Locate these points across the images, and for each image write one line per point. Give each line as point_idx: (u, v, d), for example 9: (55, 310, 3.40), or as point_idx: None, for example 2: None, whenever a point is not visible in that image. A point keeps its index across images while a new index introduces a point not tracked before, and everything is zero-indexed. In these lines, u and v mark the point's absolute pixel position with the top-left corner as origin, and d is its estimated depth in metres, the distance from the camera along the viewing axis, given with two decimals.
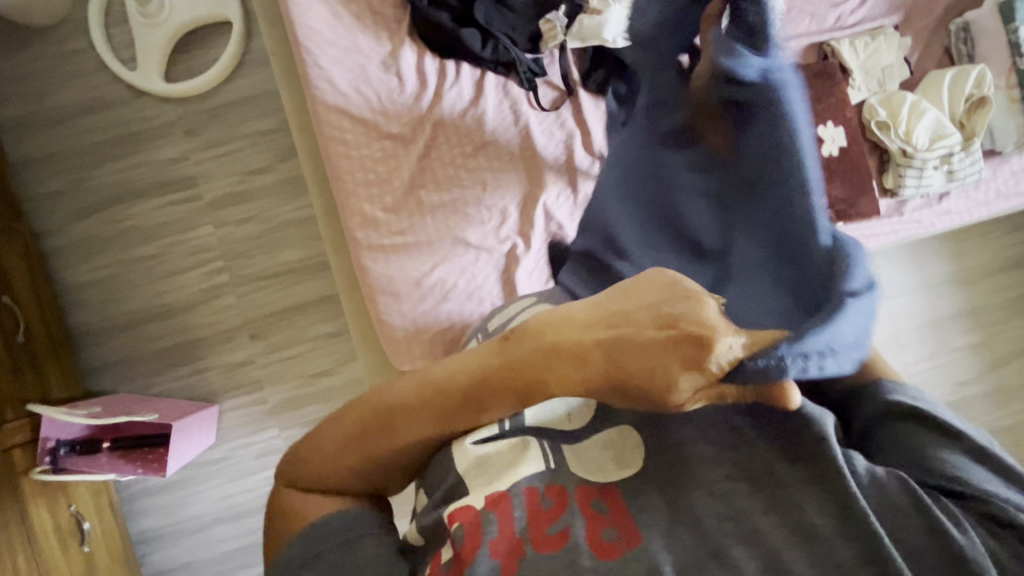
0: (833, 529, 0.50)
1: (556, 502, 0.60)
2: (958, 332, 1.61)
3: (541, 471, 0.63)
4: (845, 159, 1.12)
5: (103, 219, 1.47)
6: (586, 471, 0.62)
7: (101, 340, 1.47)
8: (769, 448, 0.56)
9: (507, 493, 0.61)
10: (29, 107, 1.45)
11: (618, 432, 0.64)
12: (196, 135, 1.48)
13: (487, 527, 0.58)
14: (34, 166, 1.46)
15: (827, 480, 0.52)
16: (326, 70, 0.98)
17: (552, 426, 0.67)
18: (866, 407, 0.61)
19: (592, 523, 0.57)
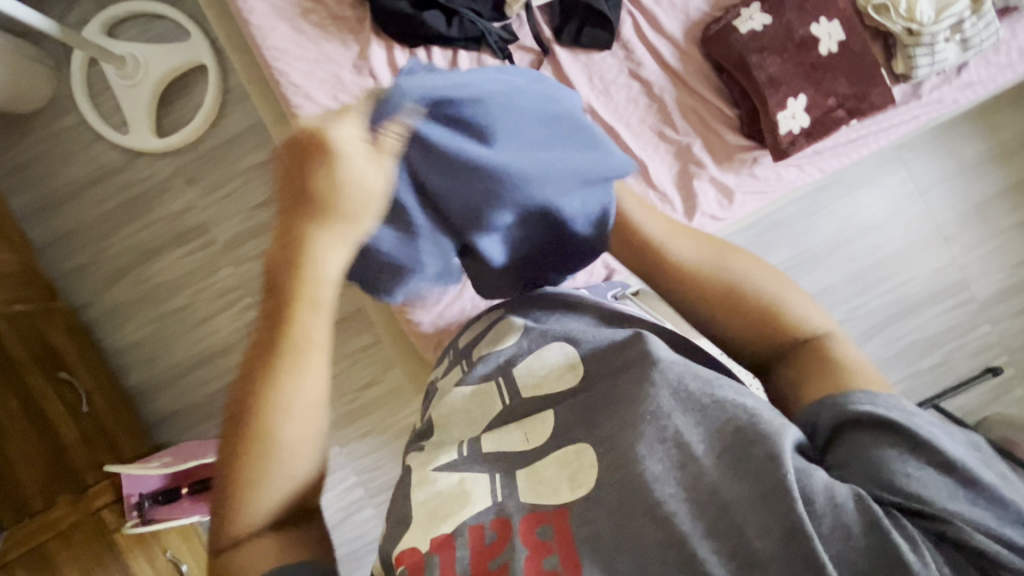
0: (775, 552, 0.51)
1: (498, 535, 0.62)
2: (1004, 212, 1.52)
3: (488, 506, 0.65)
4: (846, 54, 1.03)
5: (132, 280, 1.53)
6: (537, 496, 0.64)
7: (158, 395, 1.54)
8: (718, 470, 0.56)
9: (452, 534, 0.63)
10: (41, 191, 1.51)
11: (576, 451, 0.66)
12: (197, 183, 1.52)
13: (429, 570, 0.60)
14: (57, 244, 1.52)
15: (775, 499, 0.52)
16: (302, 86, 0.95)
17: (510, 449, 0.71)
18: (831, 414, 0.60)
19: (534, 552, 0.59)
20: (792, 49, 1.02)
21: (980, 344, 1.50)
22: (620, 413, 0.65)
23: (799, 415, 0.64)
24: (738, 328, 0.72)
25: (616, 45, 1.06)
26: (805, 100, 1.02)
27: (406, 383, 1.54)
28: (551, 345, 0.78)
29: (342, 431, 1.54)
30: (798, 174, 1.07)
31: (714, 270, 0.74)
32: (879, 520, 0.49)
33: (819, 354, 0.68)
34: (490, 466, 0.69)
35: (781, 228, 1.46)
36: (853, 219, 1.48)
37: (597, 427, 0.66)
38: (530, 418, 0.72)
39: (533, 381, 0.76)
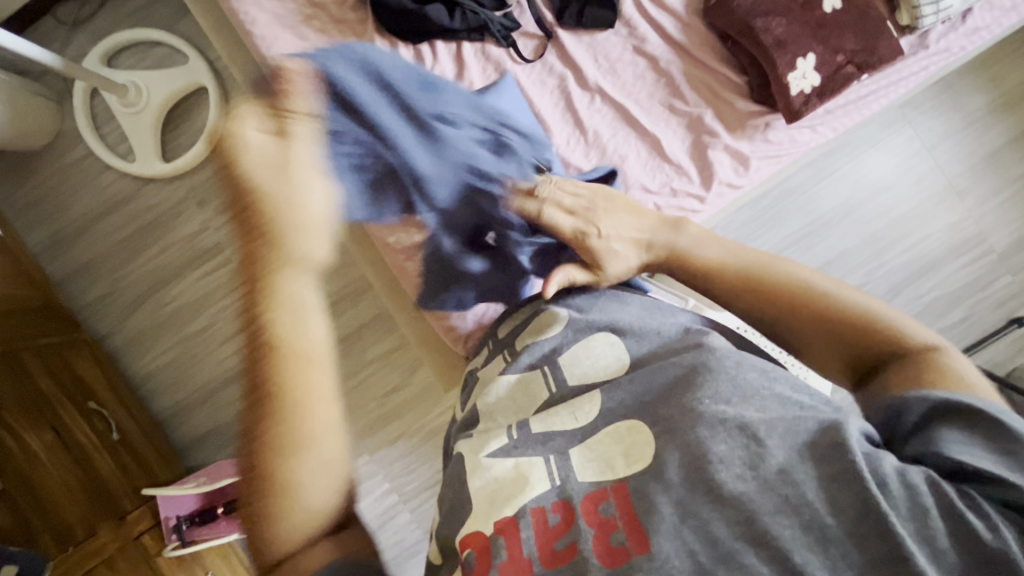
0: (850, 531, 0.51)
1: (562, 518, 0.61)
2: (1015, 160, 1.51)
3: (548, 489, 0.64)
4: (850, 11, 1.03)
5: (150, 307, 1.53)
6: (596, 474, 0.64)
7: (186, 419, 1.52)
8: (789, 455, 0.55)
9: (514, 516, 0.63)
10: (55, 226, 1.52)
11: (629, 428, 0.66)
12: (208, 203, 1.52)
13: (496, 553, 0.60)
14: (74, 277, 1.53)
15: (846, 479, 0.53)
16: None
17: (558, 429, 0.71)
18: (904, 408, 0.61)
19: (601, 531, 0.58)
20: (796, 9, 1.01)
21: (1003, 295, 1.49)
22: (675, 398, 0.65)
23: (883, 406, 0.64)
24: (831, 329, 0.72)
25: (619, 23, 1.07)
26: (815, 59, 1.02)
27: (433, 384, 1.55)
28: (598, 338, 0.80)
29: (373, 437, 1.54)
30: (812, 134, 1.07)
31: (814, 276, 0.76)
32: (953, 499, 0.50)
33: (913, 359, 0.66)
34: (542, 450, 0.69)
35: (793, 196, 1.46)
36: (865, 180, 1.47)
37: (653, 408, 0.67)
38: (577, 399, 0.74)
39: (581, 367, 0.77)
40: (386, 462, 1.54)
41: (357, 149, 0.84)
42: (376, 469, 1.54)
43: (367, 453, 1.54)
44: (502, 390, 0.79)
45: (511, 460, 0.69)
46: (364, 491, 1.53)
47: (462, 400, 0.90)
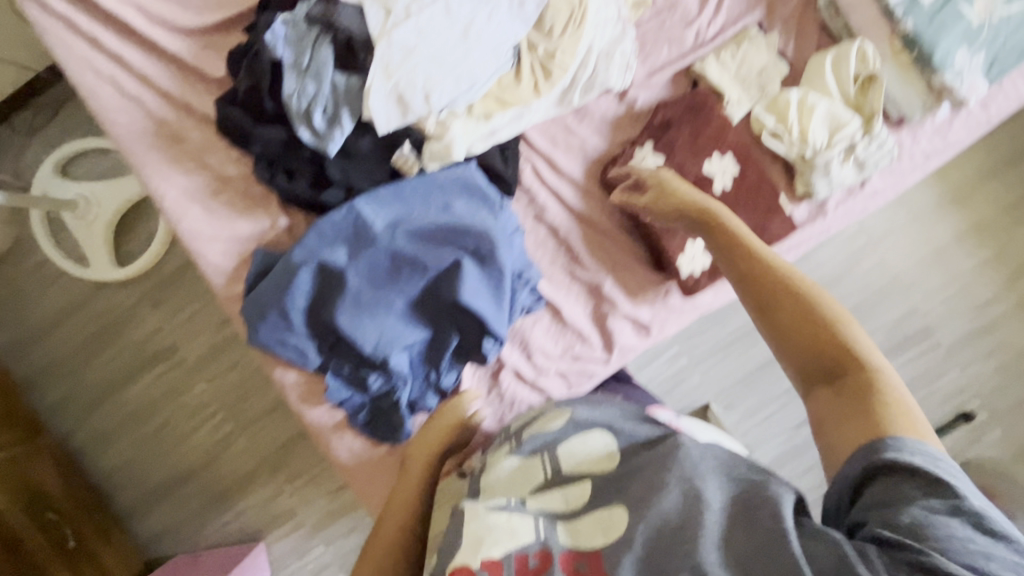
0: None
1: (540, 563, 0.58)
2: (964, 253, 1.48)
3: (531, 541, 0.60)
4: (742, 188, 0.86)
5: (109, 407, 1.58)
6: (574, 538, 0.61)
7: (145, 513, 1.58)
8: (727, 524, 0.56)
9: (499, 559, 0.58)
10: (16, 328, 1.57)
11: (609, 509, 0.63)
12: (162, 305, 1.56)
13: None
14: (36, 379, 1.57)
15: (773, 550, 0.51)
16: (221, 263, 0.94)
17: (549, 507, 0.66)
18: (838, 478, 0.55)
19: None
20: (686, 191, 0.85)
21: (950, 391, 1.48)
22: (644, 477, 0.64)
23: (842, 462, 0.56)
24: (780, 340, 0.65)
25: (519, 191, 0.92)
26: (703, 242, 0.86)
27: None
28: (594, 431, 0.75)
29: (326, 529, 1.59)
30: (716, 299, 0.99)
31: (759, 267, 0.68)
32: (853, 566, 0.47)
33: (863, 389, 0.58)
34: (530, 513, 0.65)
35: None
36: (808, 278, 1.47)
37: (626, 491, 0.64)
38: (567, 482, 0.69)
39: (576, 460, 0.72)
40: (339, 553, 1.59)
41: (361, 287, 0.87)
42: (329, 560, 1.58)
43: (321, 545, 1.59)
44: (502, 470, 0.73)
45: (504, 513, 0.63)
46: None
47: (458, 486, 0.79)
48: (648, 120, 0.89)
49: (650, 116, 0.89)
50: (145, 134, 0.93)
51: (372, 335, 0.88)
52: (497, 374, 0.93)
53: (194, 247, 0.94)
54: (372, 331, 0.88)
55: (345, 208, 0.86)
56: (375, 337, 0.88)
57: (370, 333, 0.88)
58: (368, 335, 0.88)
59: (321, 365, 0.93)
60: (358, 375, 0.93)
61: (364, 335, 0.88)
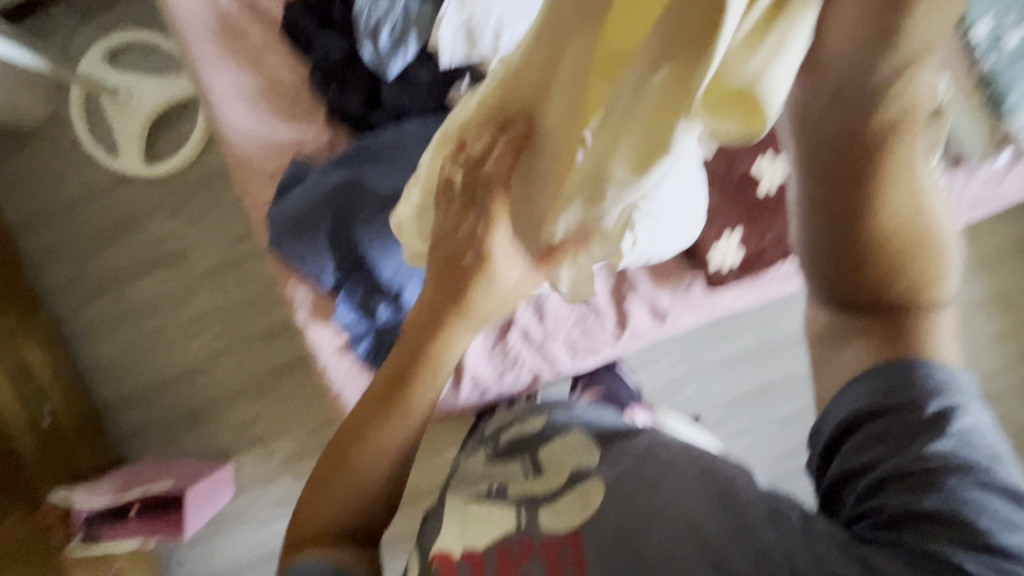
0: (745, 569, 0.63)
1: (523, 550, 0.73)
2: (979, 321, 1.47)
3: (530, 529, 0.76)
4: None
5: (109, 299, 1.59)
6: (562, 522, 0.75)
7: (124, 411, 1.60)
8: (702, 512, 0.69)
9: (455, 561, 0.75)
10: (32, 205, 1.57)
11: (591, 486, 0.79)
12: (178, 212, 1.55)
13: (488, 566, 0.74)
14: (42, 258, 1.58)
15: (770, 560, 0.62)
16: (254, 164, 0.95)
17: (538, 495, 0.82)
18: (850, 398, 0.66)
19: (553, 568, 0.70)
20: (735, 183, 0.86)
21: None
22: (627, 482, 0.76)
23: (842, 388, 0.67)
24: (816, 279, 0.60)
25: None
26: (743, 234, 0.88)
27: None
28: (573, 433, 0.94)
29: (295, 463, 1.59)
30: (734, 299, 0.97)
31: (839, 190, 0.48)
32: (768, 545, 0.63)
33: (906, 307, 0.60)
34: (514, 503, 0.82)
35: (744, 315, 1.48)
36: None
37: (620, 483, 0.77)
38: (561, 481, 0.83)
39: (556, 458, 0.90)
40: None
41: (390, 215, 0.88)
42: (293, 494, 1.60)
43: (289, 477, 1.60)
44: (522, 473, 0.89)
45: (491, 506, 0.83)
46: (280, 511, 1.60)
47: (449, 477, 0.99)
48: None
49: None
50: (208, 24, 0.93)
51: (392, 263, 0.89)
52: (505, 332, 0.95)
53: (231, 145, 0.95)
54: (390, 258, 0.89)
55: (393, 128, 0.91)
56: (394, 265, 0.89)
57: (389, 258, 0.88)
58: (387, 261, 0.89)
59: (334, 285, 0.93)
60: (367, 306, 0.93)
61: (384, 260, 0.88)
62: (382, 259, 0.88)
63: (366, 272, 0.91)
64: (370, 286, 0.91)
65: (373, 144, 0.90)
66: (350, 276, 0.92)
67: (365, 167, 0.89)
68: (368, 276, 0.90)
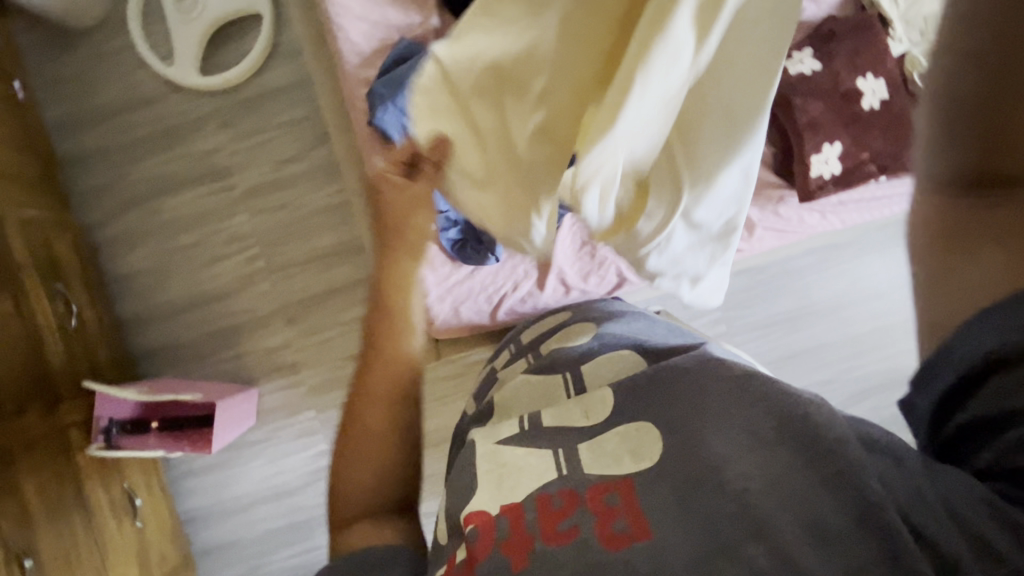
0: (842, 529, 0.49)
1: (564, 504, 0.61)
2: None
3: (554, 479, 0.64)
4: (885, 112, 1.06)
5: (145, 210, 1.53)
6: (599, 468, 0.63)
7: (147, 327, 1.53)
8: (776, 455, 0.54)
9: (520, 504, 0.63)
10: (77, 105, 1.52)
11: (636, 428, 0.66)
12: (230, 126, 1.53)
13: (499, 530, 0.61)
14: (79, 161, 1.53)
15: (840, 482, 0.50)
16: (358, 44, 1.04)
17: (568, 424, 0.71)
18: (982, 329, 0.51)
19: (603, 518, 0.58)
20: (836, 96, 1.05)
21: None
22: (693, 407, 0.64)
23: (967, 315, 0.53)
24: (952, 144, 0.55)
25: None
26: (840, 148, 1.05)
27: None
28: (624, 349, 0.82)
29: (322, 395, 1.54)
30: (819, 219, 1.11)
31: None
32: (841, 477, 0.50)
33: None
34: (553, 441, 0.69)
35: (789, 277, 1.49)
36: (860, 282, 1.50)
37: (665, 410, 0.66)
38: (587, 397, 0.74)
39: (602, 371, 0.79)
40: (328, 424, 1.54)
41: None
42: (316, 428, 1.54)
43: (312, 410, 1.54)
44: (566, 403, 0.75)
45: (524, 449, 0.69)
46: (299, 445, 1.54)
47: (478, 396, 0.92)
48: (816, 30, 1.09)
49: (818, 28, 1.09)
50: None
51: None
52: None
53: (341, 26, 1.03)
54: None
55: None
56: None
57: None
58: None
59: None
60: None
61: None
62: None
63: None
64: None
65: None
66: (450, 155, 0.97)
67: None
68: None
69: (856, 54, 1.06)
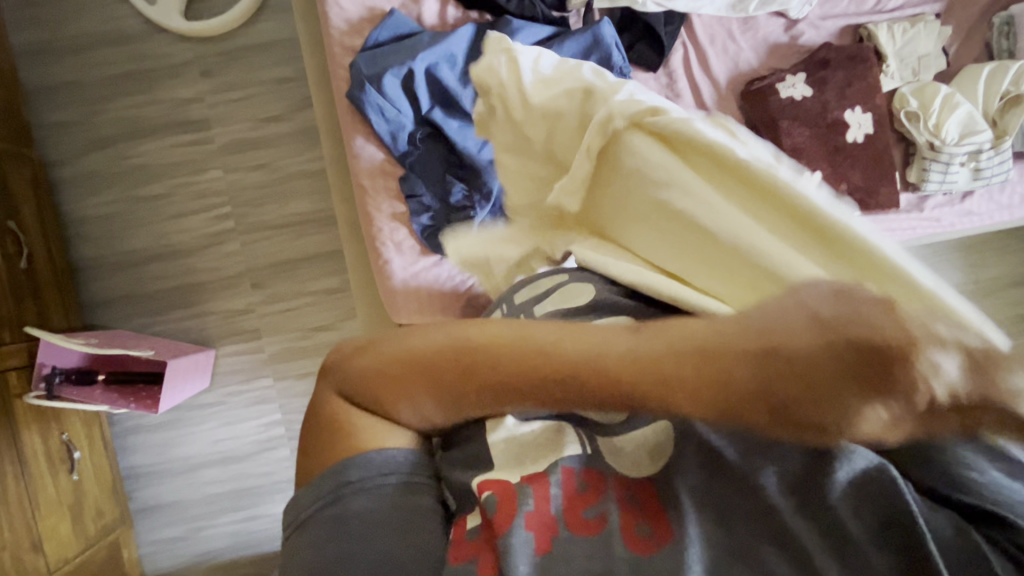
0: (864, 537, 0.41)
1: (591, 487, 0.50)
2: None
3: (577, 455, 0.52)
4: (869, 148, 1.10)
5: (113, 153, 1.47)
6: (627, 462, 0.51)
7: (105, 276, 1.48)
8: None
9: (545, 471, 0.51)
10: (48, 33, 1.44)
11: None
12: (211, 77, 1.46)
13: (523, 501, 0.49)
14: (46, 93, 1.45)
15: (863, 488, 0.43)
16: (345, 10, 1.00)
17: None
18: None
19: (628, 515, 0.47)
20: (823, 126, 1.08)
21: None
22: None
23: None
24: None
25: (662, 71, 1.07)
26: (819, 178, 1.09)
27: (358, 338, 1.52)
28: None
29: (283, 364, 1.51)
30: None
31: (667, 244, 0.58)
32: (900, 485, 0.41)
33: None
34: None
35: None
36: None
37: None
38: None
39: None
40: (285, 394, 1.52)
41: None
42: (272, 396, 1.52)
43: (270, 378, 1.51)
44: None
45: None
46: (253, 412, 1.51)
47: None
48: (812, 53, 1.11)
49: (813, 52, 1.11)
50: None
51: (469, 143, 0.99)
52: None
53: None
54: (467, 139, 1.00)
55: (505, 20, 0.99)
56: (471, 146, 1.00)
57: (466, 138, 0.99)
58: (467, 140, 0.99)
59: (404, 154, 1.01)
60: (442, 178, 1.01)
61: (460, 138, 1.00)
62: (462, 138, 1.00)
63: (445, 148, 1.02)
64: (445, 161, 1.02)
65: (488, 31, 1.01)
66: (432, 146, 1.02)
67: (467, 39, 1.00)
68: (448, 154, 1.02)
69: (846, 86, 1.09)
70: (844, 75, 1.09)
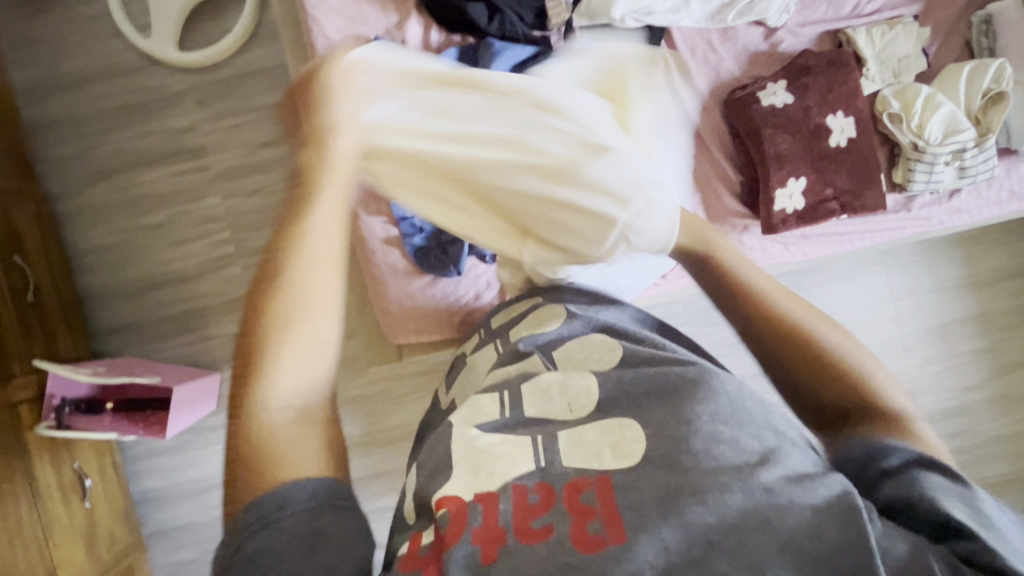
0: (825, 557, 0.46)
1: (542, 498, 0.55)
2: (966, 336, 1.57)
3: (532, 471, 0.58)
4: (853, 152, 1.11)
5: (114, 184, 1.50)
6: (578, 462, 0.58)
7: (111, 305, 1.51)
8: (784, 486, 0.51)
9: (495, 491, 0.56)
10: (47, 71, 1.47)
11: (619, 424, 0.61)
12: (207, 105, 1.49)
13: (472, 517, 0.54)
14: (47, 128, 1.48)
15: (828, 510, 0.48)
16: (332, 39, 1.03)
17: (552, 418, 0.65)
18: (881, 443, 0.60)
19: (579, 517, 0.52)
20: (805, 133, 1.10)
21: None
22: (667, 403, 0.61)
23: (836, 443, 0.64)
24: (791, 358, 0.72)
25: None
26: (805, 184, 1.11)
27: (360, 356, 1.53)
28: (595, 331, 0.77)
29: None
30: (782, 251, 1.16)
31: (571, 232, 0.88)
32: (858, 507, 0.48)
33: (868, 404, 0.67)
34: (531, 430, 0.63)
35: None
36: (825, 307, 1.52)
37: (643, 408, 0.62)
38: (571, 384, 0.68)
39: (574, 361, 0.73)
40: None
41: None
42: None
43: None
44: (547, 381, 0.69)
45: (500, 435, 0.63)
46: None
47: (448, 381, 0.88)
48: (793, 61, 1.13)
49: (795, 59, 1.14)
50: None
51: None
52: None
53: (313, 20, 1.02)
54: None
55: (485, 45, 1.02)
56: None
57: None
58: None
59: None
60: None
61: None
62: None
63: None
64: None
65: (469, 55, 1.04)
66: None
67: (447, 62, 1.02)
68: None
69: (828, 91, 1.11)
70: (824, 81, 1.12)
